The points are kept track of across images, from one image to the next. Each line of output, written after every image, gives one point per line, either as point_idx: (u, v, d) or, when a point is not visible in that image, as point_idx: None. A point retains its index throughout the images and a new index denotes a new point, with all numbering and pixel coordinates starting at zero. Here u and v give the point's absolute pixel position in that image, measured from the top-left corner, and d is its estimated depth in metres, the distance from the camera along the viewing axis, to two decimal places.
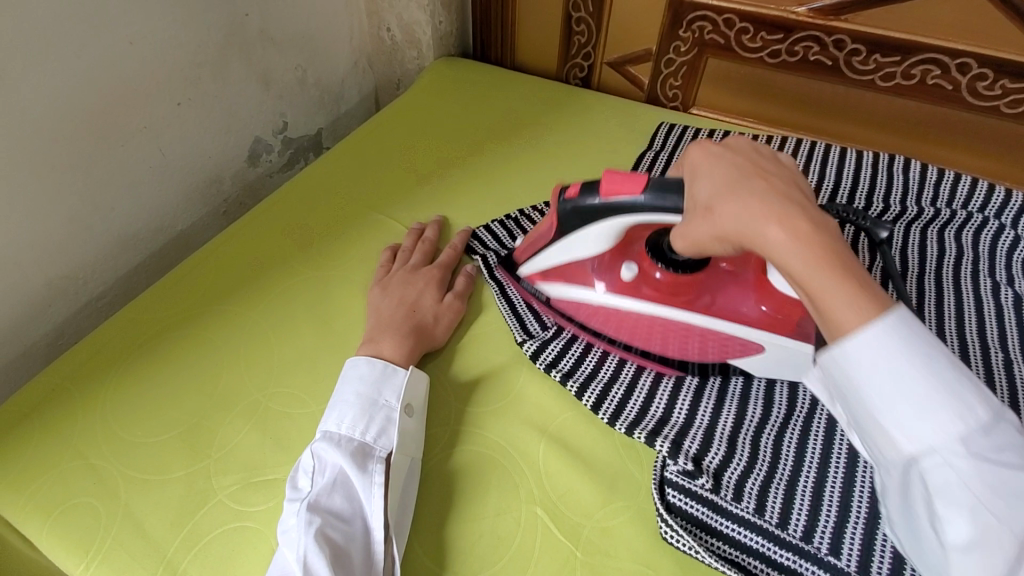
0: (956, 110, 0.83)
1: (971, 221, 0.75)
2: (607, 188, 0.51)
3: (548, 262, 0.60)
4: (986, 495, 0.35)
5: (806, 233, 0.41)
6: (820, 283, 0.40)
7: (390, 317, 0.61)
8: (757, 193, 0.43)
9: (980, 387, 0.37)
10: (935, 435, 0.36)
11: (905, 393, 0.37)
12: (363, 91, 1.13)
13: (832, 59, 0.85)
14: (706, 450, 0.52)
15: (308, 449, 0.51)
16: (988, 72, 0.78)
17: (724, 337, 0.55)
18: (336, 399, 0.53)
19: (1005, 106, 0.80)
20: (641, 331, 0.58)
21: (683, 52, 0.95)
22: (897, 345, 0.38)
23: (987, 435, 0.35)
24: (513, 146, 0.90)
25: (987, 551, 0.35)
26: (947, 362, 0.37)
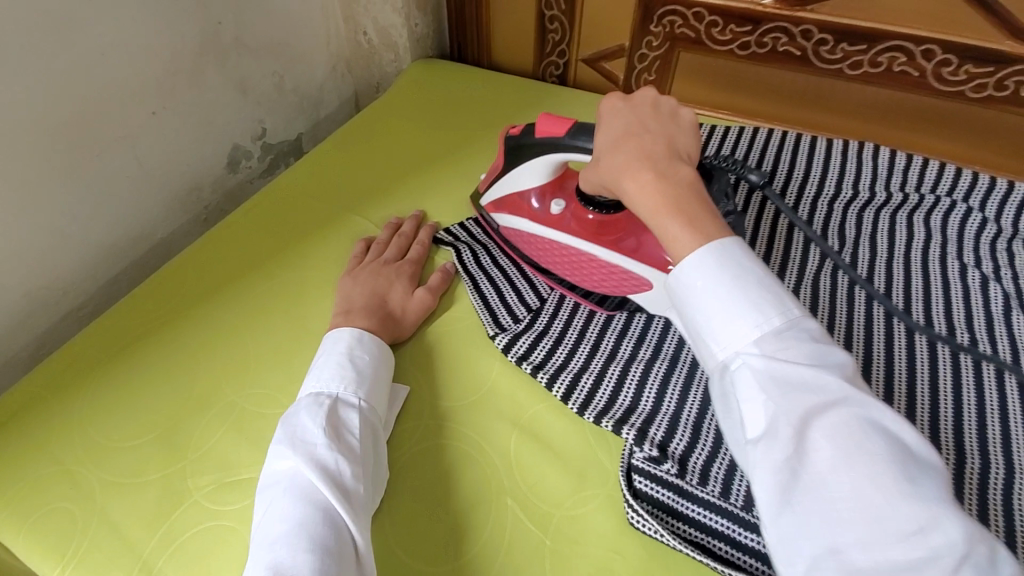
0: (924, 96, 0.84)
1: (939, 204, 0.76)
2: (542, 127, 0.61)
3: (500, 193, 0.70)
4: (775, 390, 0.39)
5: (652, 184, 0.46)
6: (656, 223, 0.46)
7: (360, 305, 0.62)
8: (626, 147, 0.49)
9: (781, 302, 0.42)
10: (738, 340, 0.41)
11: (715, 299, 0.42)
12: (342, 95, 1.14)
13: (800, 49, 0.86)
14: (672, 436, 0.53)
15: (356, 414, 0.51)
16: (952, 58, 0.79)
17: (627, 273, 0.61)
18: (371, 372, 0.55)
19: (971, 91, 0.81)
20: (563, 262, 0.65)
21: (655, 47, 0.96)
22: (711, 261, 0.43)
23: (779, 339, 0.41)
24: (489, 144, 0.91)
25: (773, 443, 0.38)
26: (760, 281, 0.42)
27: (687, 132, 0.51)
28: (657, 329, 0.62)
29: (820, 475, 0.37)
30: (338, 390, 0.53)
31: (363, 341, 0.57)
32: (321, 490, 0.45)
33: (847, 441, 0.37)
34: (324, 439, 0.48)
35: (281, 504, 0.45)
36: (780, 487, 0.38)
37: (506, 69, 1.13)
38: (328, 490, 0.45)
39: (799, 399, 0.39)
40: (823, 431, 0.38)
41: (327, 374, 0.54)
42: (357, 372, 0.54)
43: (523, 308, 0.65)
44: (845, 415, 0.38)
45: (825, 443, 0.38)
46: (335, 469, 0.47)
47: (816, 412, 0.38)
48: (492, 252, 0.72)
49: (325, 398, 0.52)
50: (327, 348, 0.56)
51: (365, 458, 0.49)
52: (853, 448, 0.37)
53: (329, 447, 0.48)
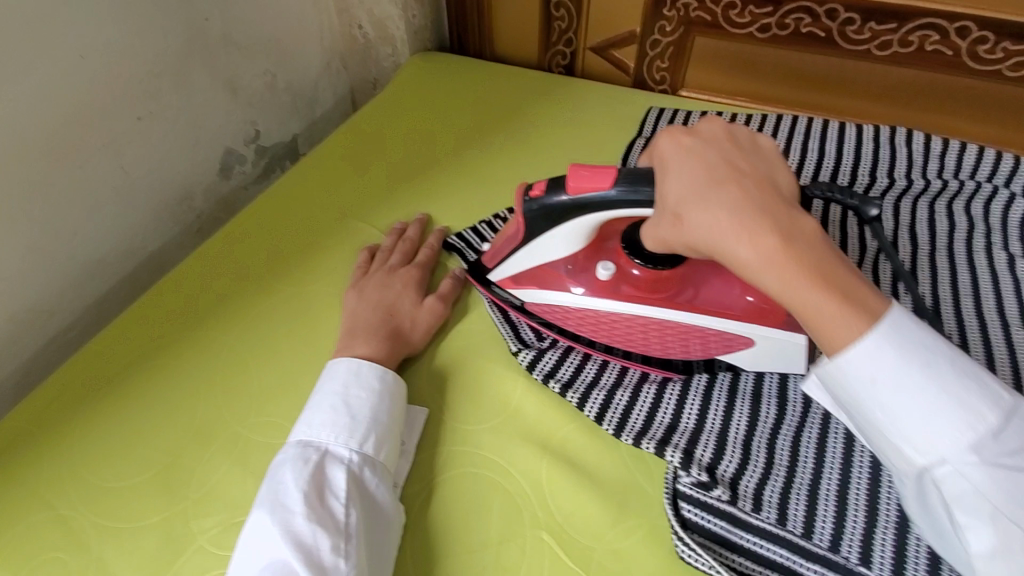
0: (957, 76, 0.79)
1: (980, 190, 0.72)
2: (576, 184, 0.48)
3: (520, 267, 0.57)
4: (1002, 500, 0.36)
5: (781, 249, 0.40)
6: (799, 300, 0.40)
7: (367, 322, 0.58)
8: (732, 205, 0.42)
9: (986, 391, 0.38)
10: (942, 446, 0.37)
11: (909, 403, 0.38)
12: (338, 93, 1.08)
13: (825, 30, 0.81)
14: (719, 458, 0.48)
15: (345, 470, 0.47)
16: (989, 35, 0.75)
17: (709, 332, 0.52)
18: (367, 416, 0.50)
19: (1008, 70, 0.77)
20: (625, 333, 0.55)
21: (668, 32, 0.91)
22: (898, 357, 0.38)
23: (993, 438, 0.37)
24: (495, 140, 0.86)
25: (1010, 559, 0.36)
26: (952, 370, 0.38)
27: (778, 167, 0.46)
28: None
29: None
30: (327, 443, 0.48)
31: (361, 377, 0.52)
32: (296, 570, 0.41)
33: None
34: (303, 506, 0.43)
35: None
36: None
37: (509, 61, 1.08)
38: (303, 568, 0.40)
39: (1021, 502, 0.36)
40: None
41: (314, 424, 0.49)
42: (351, 417, 0.49)
43: None
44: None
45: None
46: (312, 542, 0.42)
47: None
48: None
49: (312, 452, 0.47)
50: (321, 387, 0.52)
51: (356, 521, 0.44)
52: None
53: (308, 515, 0.43)
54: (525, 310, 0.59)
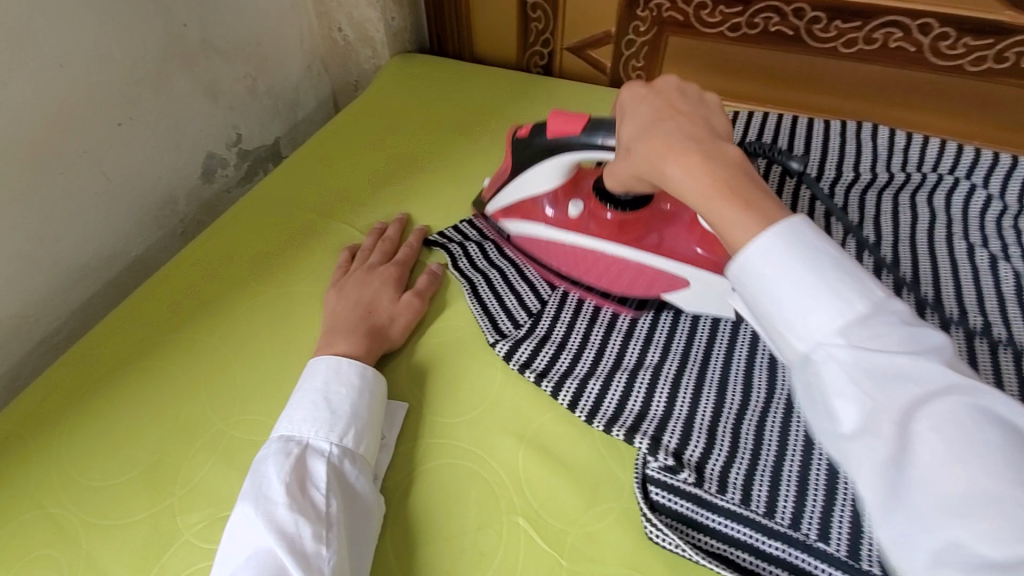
0: (921, 72, 0.82)
1: (941, 182, 0.74)
2: (554, 127, 0.58)
3: (509, 200, 0.67)
4: (868, 380, 0.35)
5: (700, 165, 0.41)
6: (707, 205, 0.41)
7: (347, 320, 0.59)
8: (661, 131, 0.45)
9: (862, 283, 0.37)
10: (820, 333, 0.37)
11: (789, 287, 0.38)
12: (319, 96, 1.10)
13: (792, 29, 0.84)
14: (686, 443, 0.51)
15: (325, 462, 0.48)
16: (950, 31, 0.77)
17: (658, 272, 0.60)
18: (347, 410, 0.51)
19: (970, 65, 0.79)
20: (588, 266, 0.63)
21: (643, 33, 0.93)
22: (783, 244, 0.38)
23: (867, 326, 0.36)
24: (474, 139, 0.88)
25: (874, 441, 0.34)
26: (832, 262, 0.38)
27: (717, 113, 0.48)
28: (664, 330, 0.60)
29: (921, 462, 0.33)
30: (308, 437, 0.50)
31: (341, 373, 0.54)
32: (280, 557, 0.42)
33: (965, 433, 0.33)
34: (285, 496, 0.45)
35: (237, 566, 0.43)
36: (885, 487, 0.34)
37: (489, 61, 1.10)
38: (286, 555, 0.42)
39: (894, 389, 0.35)
40: (928, 422, 0.34)
41: (295, 418, 0.51)
42: (331, 412, 0.51)
43: (524, 313, 0.63)
44: (954, 403, 0.33)
45: (936, 438, 0.33)
46: (295, 531, 0.43)
47: (919, 405, 0.34)
48: (486, 251, 0.69)
49: (294, 445, 0.49)
50: (303, 384, 0.53)
51: (336, 511, 0.46)
52: (969, 442, 0.32)
53: (289, 504, 0.44)
54: (511, 240, 0.68)
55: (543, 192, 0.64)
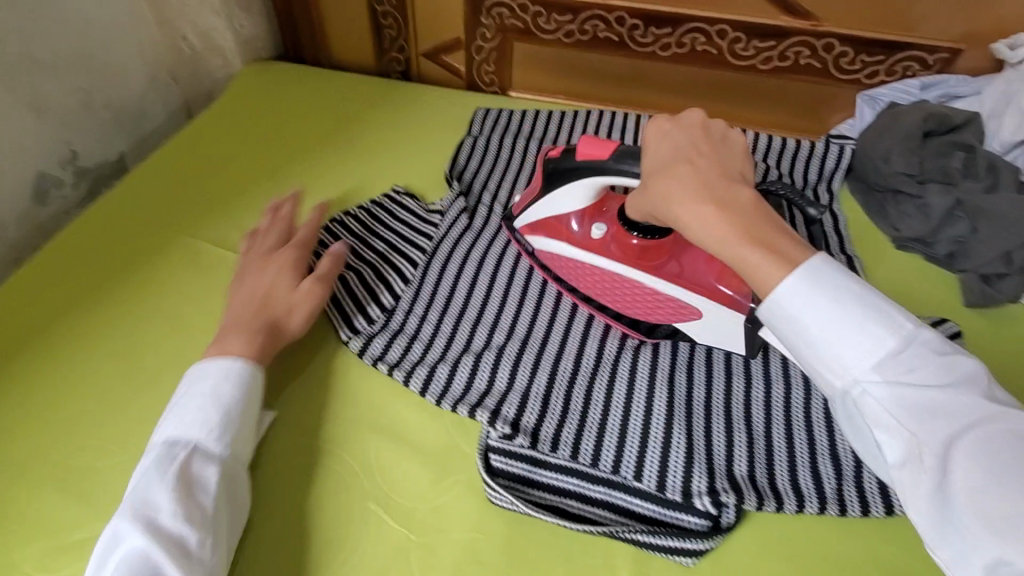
0: (725, 71, 0.94)
1: None
2: (583, 150, 0.59)
3: (535, 215, 0.66)
4: (903, 413, 0.41)
5: (713, 214, 0.45)
6: (726, 251, 0.45)
7: (244, 309, 0.59)
8: (676, 177, 0.48)
9: (892, 320, 0.42)
10: (857, 369, 0.42)
11: (825, 329, 0.42)
12: (169, 107, 1.04)
13: (617, 35, 0.93)
14: (522, 412, 0.56)
15: (216, 467, 0.49)
16: (741, 36, 0.89)
17: (671, 301, 0.60)
18: (240, 414, 0.52)
19: (760, 64, 0.92)
20: (605, 288, 0.63)
21: (489, 39, 0.98)
22: (814, 291, 0.43)
23: (900, 361, 0.41)
24: (333, 146, 0.89)
25: (918, 471, 0.40)
26: (864, 305, 0.42)
27: (740, 156, 0.50)
28: (509, 313, 0.65)
29: (963, 488, 0.38)
30: (197, 439, 0.50)
31: (231, 379, 0.53)
32: (163, 561, 0.43)
33: (1000, 461, 0.38)
34: (172, 503, 0.46)
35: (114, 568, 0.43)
36: (932, 513, 0.39)
37: (348, 67, 1.11)
38: (171, 559, 0.43)
39: (924, 420, 0.40)
40: (966, 449, 0.39)
41: (184, 421, 0.51)
42: (222, 416, 0.51)
43: (378, 309, 0.65)
44: (989, 431, 0.39)
45: (974, 463, 0.38)
46: (181, 537, 0.45)
47: (955, 436, 0.39)
48: None
49: (179, 449, 0.49)
50: (191, 387, 0.53)
51: (222, 513, 0.48)
52: (1006, 468, 0.37)
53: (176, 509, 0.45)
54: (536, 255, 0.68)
55: (568, 212, 0.63)
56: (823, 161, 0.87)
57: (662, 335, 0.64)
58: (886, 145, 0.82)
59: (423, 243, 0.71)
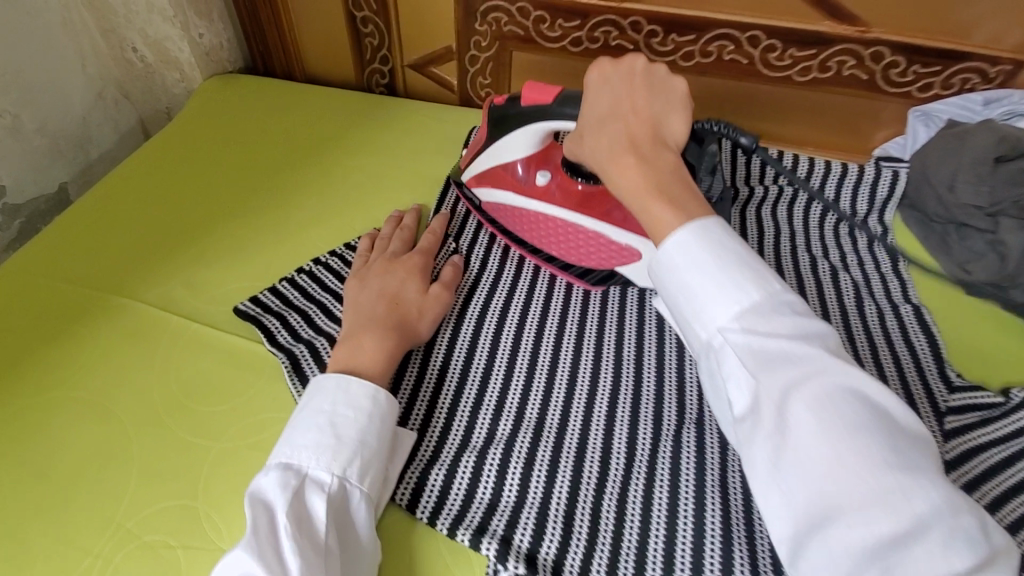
0: (756, 82, 0.82)
1: (781, 196, 0.76)
2: (527, 97, 0.58)
3: (482, 165, 0.66)
4: (757, 365, 0.39)
5: (631, 169, 0.47)
6: (636, 204, 0.46)
7: (370, 312, 0.55)
8: (606, 134, 0.50)
9: (759, 275, 0.41)
10: (719, 318, 0.41)
11: (692, 276, 0.42)
12: (122, 129, 0.91)
13: (632, 43, 0.81)
14: (539, 542, 0.45)
15: (330, 497, 0.43)
16: (777, 43, 0.77)
17: (617, 246, 0.60)
18: (356, 437, 0.46)
19: (797, 75, 0.80)
20: (547, 234, 0.63)
21: (484, 48, 0.86)
22: (687, 238, 0.42)
23: (760, 313, 0.40)
24: (306, 176, 0.76)
25: (759, 423, 0.38)
26: (736, 258, 0.42)
27: (674, 110, 0.50)
28: (517, 394, 0.54)
29: (796, 444, 0.36)
30: (310, 467, 0.44)
31: (351, 393, 0.48)
32: None
33: (839, 421, 0.36)
34: (286, 537, 0.40)
35: None
36: (767, 470, 0.37)
37: (324, 80, 0.98)
38: None
39: (779, 374, 0.38)
40: (806, 405, 0.37)
41: (304, 444, 0.45)
42: (336, 438, 0.45)
43: None
44: (829, 386, 0.37)
45: (810, 418, 0.36)
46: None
47: (800, 387, 0.37)
48: (313, 317, 0.59)
49: (293, 476, 0.44)
50: (308, 405, 0.48)
51: (334, 555, 0.42)
52: (844, 428, 0.35)
53: (289, 550, 0.40)
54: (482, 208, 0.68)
55: (515, 159, 0.63)
56: (873, 189, 0.76)
57: (707, 420, 0.51)
58: (952, 170, 0.70)
59: None
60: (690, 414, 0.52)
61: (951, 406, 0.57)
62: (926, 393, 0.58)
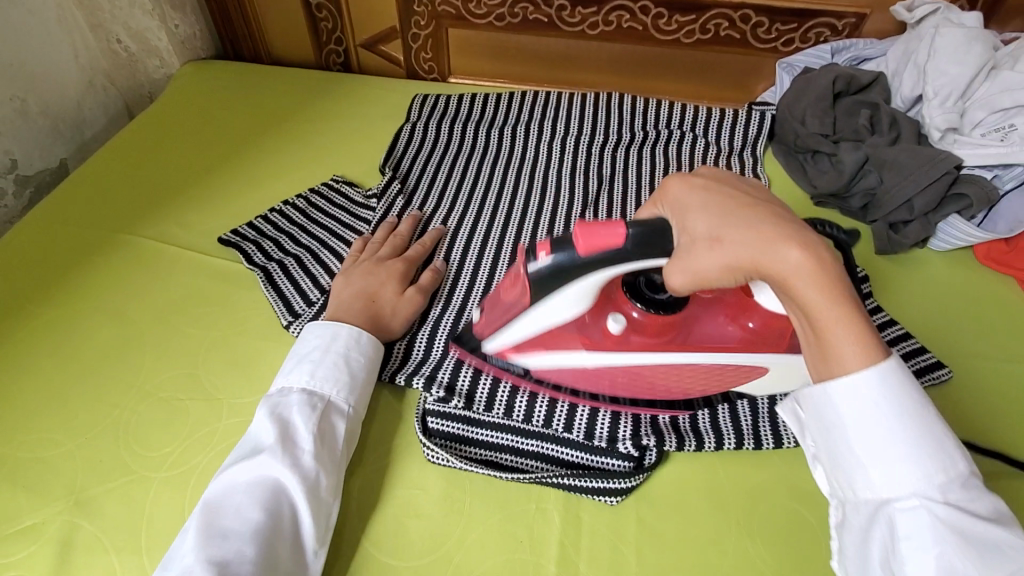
0: (652, 46, 0.97)
1: (671, 136, 0.91)
2: (585, 247, 0.44)
3: (518, 334, 0.53)
4: (957, 541, 0.37)
5: (830, 281, 0.40)
6: (837, 330, 0.40)
7: (348, 308, 0.62)
8: (766, 231, 0.41)
9: (959, 449, 0.39)
10: (912, 484, 0.38)
11: (894, 436, 0.39)
12: (110, 112, 1.03)
13: (546, 16, 0.96)
14: (457, 375, 0.60)
15: (344, 422, 0.55)
16: (663, 11, 0.92)
17: (723, 371, 0.53)
18: (364, 377, 0.58)
19: (684, 38, 0.95)
20: (631, 382, 0.55)
21: (423, 26, 1.00)
22: (885, 382, 0.39)
23: (961, 491, 0.38)
24: (273, 139, 0.90)
25: None
26: (935, 419, 0.39)
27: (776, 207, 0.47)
28: (447, 287, 0.69)
29: None
30: (332, 394, 0.55)
31: (361, 342, 0.59)
32: (297, 495, 0.49)
33: None
34: (312, 447, 0.51)
35: (249, 491, 0.48)
36: None
37: (288, 62, 1.13)
38: (300, 496, 0.49)
39: (971, 555, 0.36)
40: None
41: (326, 378, 0.56)
42: (351, 377, 0.57)
43: (317, 292, 0.68)
44: None
45: None
46: (314, 478, 0.50)
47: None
48: (280, 244, 0.74)
49: (318, 401, 0.54)
50: (327, 344, 0.58)
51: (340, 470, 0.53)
52: None
53: (312, 458, 0.51)
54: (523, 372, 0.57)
55: (565, 319, 0.50)
56: (746, 128, 0.91)
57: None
58: (801, 109, 0.85)
59: (359, 227, 0.77)
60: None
61: None
62: None
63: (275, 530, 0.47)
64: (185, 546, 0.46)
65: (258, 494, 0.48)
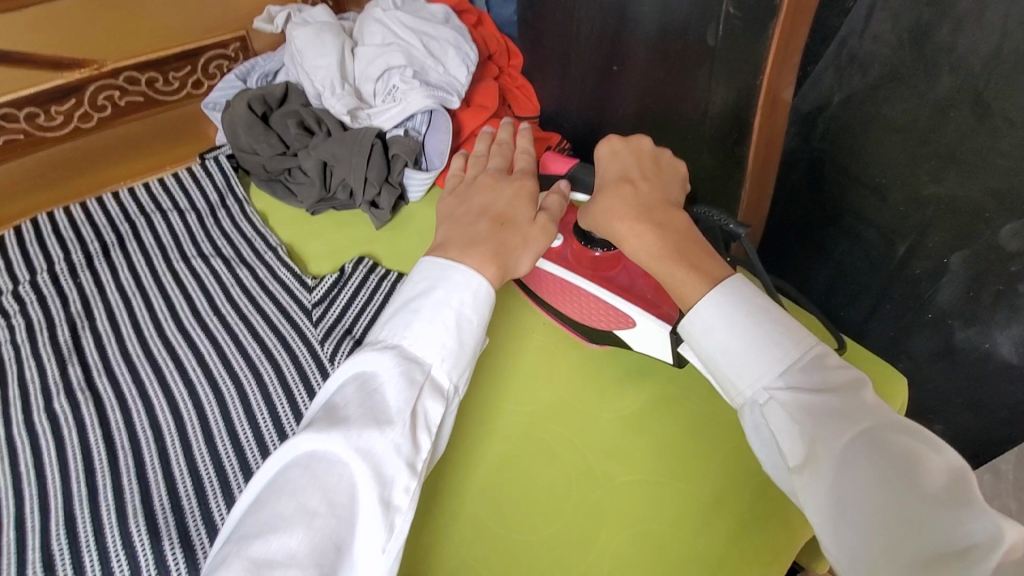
0: (55, 146, 0.86)
1: (139, 226, 0.82)
2: (551, 167, 0.68)
3: None
4: (803, 415, 0.43)
5: (648, 234, 0.51)
6: (659, 267, 0.51)
7: (473, 232, 0.56)
8: (617, 197, 0.54)
9: (798, 335, 0.46)
10: (763, 376, 0.46)
11: (733, 339, 0.47)
12: None
13: None
14: None
15: (440, 407, 0.47)
16: (34, 109, 0.82)
17: (603, 306, 0.62)
18: (472, 346, 0.50)
19: (82, 123, 0.87)
20: (552, 291, 0.66)
21: None
22: (721, 304, 0.47)
23: (800, 371, 0.45)
24: None
25: (812, 469, 0.42)
26: (770, 319, 0.47)
27: (676, 186, 0.58)
28: None
29: (848, 490, 0.40)
30: (428, 363, 0.47)
31: (476, 298, 0.50)
32: (365, 485, 0.40)
33: (886, 468, 0.39)
34: (399, 434, 0.43)
35: (314, 470, 0.39)
36: (823, 515, 0.41)
37: None
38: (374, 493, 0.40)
39: (826, 424, 0.42)
40: (852, 448, 0.41)
41: (448, 337, 0.48)
42: (460, 342, 0.49)
43: None
44: (877, 436, 0.41)
45: (859, 464, 0.40)
46: (386, 475, 0.41)
47: (844, 435, 0.41)
48: None
49: (417, 372, 0.46)
50: (437, 284, 0.50)
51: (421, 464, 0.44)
52: (889, 473, 0.39)
53: (400, 435, 0.42)
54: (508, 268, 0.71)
55: None
56: (212, 179, 0.87)
57: (93, 472, 0.59)
58: (244, 135, 0.85)
59: None
60: (76, 472, 0.59)
61: (313, 300, 0.73)
62: (296, 303, 0.73)
63: (343, 526, 0.38)
64: (246, 532, 0.37)
65: (321, 481, 0.39)
